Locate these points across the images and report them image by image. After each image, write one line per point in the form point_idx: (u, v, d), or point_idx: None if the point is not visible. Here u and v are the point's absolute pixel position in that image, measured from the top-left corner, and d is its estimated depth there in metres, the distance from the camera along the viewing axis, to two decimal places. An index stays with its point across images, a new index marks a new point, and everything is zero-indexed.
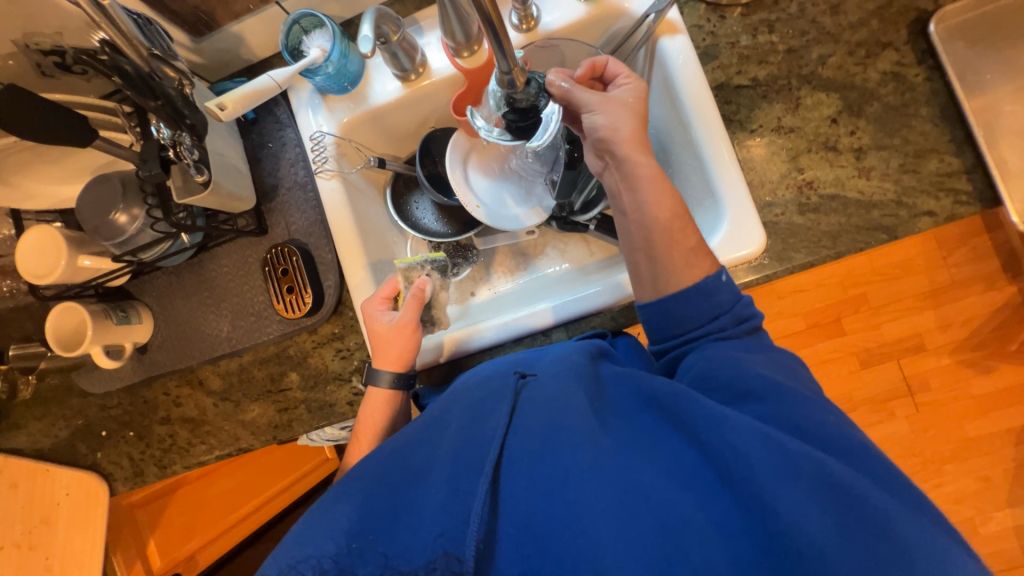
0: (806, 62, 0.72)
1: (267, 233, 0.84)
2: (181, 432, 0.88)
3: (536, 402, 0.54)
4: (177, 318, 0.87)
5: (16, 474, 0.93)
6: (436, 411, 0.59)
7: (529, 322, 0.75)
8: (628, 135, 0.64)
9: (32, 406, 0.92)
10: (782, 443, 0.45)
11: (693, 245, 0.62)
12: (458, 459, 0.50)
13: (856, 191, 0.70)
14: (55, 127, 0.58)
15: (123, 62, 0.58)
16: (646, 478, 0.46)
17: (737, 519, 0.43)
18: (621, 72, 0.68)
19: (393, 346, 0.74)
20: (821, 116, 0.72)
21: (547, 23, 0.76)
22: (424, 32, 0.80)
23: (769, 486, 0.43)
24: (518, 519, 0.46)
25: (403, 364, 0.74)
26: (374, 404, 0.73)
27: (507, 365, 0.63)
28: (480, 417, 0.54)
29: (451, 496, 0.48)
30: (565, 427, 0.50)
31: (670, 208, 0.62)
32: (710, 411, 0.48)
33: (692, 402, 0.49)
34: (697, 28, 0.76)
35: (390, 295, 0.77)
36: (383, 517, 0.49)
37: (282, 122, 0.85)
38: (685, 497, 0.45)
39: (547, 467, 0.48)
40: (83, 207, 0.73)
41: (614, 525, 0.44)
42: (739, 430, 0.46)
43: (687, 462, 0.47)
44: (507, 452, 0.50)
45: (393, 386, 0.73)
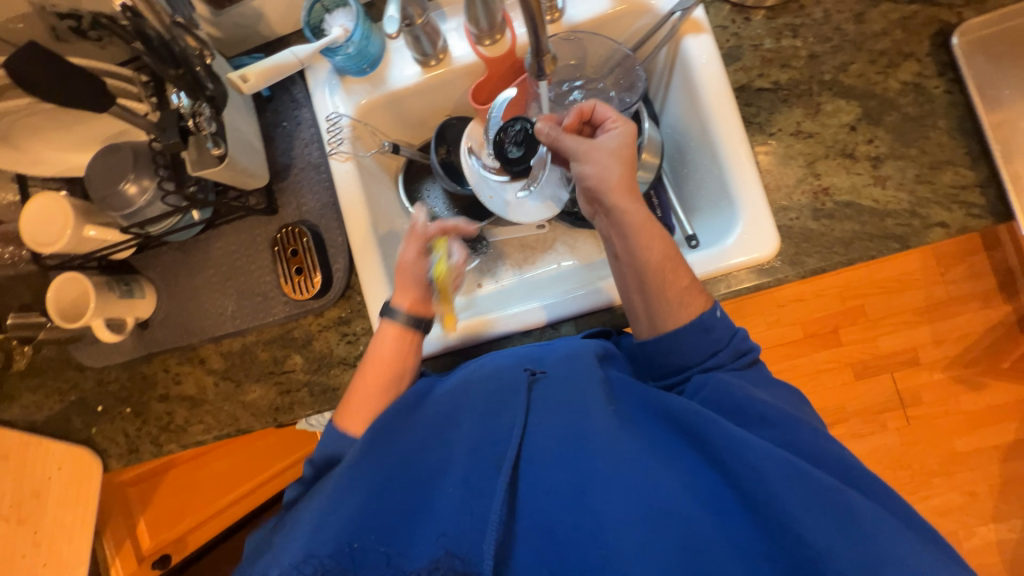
0: (828, 69, 0.73)
1: (276, 213, 0.83)
2: (179, 411, 0.87)
3: (554, 407, 0.53)
4: (181, 294, 0.85)
5: (7, 445, 0.91)
6: (445, 406, 0.57)
7: (521, 321, 0.74)
8: (616, 181, 0.62)
9: (27, 377, 0.91)
10: (806, 470, 0.45)
11: (686, 285, 0.61)
12: (477, 458, 0.50)
13: (870, 200, 0.70)
14: (74, 92, 0.56)
15: (146, 27, 0.57)
16: (668, 494, 0.46)
17: (757, 542, 0.44)
18: (609, 116, 0.67)
19: (408, 283, 0.69)
20: (840, 123, 0.72)
21: (571, 16, 0.76)
22: (446, 17, 0.79)
23: (794, 512, 0.43)
24: (540, 523, 0.46)
25: (417, 306, 0.69)
26: (382, 343, 0.67)
27: (518, 358, 0.61)
28: (495, 414, 0.54)
29: (469, 494, 0.48)
30: (586, 436, 0.50)
31: (661, 251, 0.61)
32: (732, 433, 0.47)
33: (715, 423, 0.49)
34: (721, 29, 0.76)
35: (426, 233, 0.73)
36: (398, 518, 0.48)
37: (297, 101, 0.84)
38: (707, 517, 0.45)
39: (567, 476, 0.48)
40: (92, 175, 0.71)
41: (639, 538, 0.43)
42: (764, 454, 0.45)
43: (707, 480, 0.48)
44: (525, 453, 0.50)
45: (405, 324, 0.67)
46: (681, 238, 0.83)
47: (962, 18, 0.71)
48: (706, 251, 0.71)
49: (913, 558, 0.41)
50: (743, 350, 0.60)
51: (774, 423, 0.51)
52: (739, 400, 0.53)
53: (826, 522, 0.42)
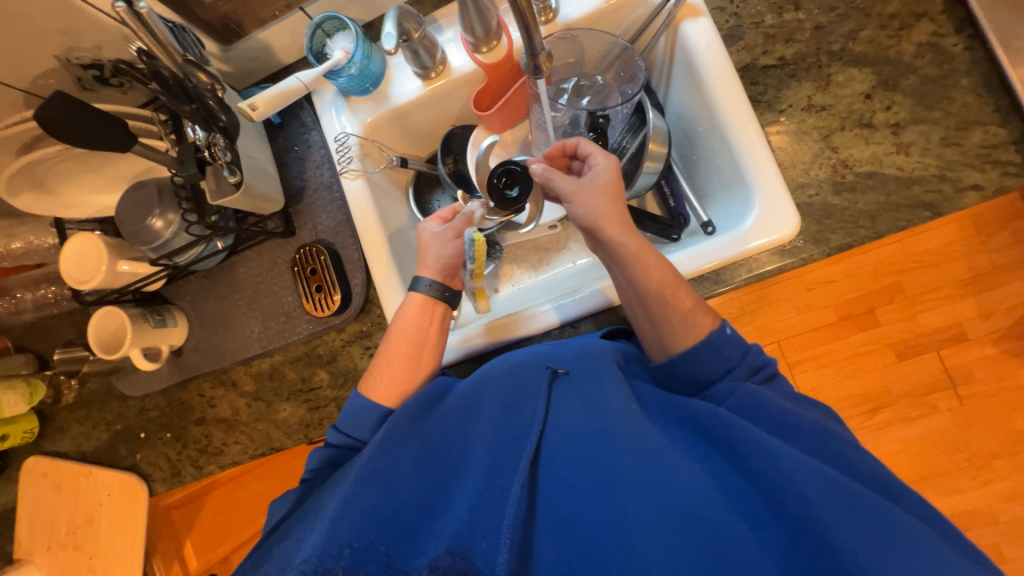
0: (836, 38, 0.70)
1: (294, 235, 0.86)
2: (216, 433, 0.90)
3: (577, 406, 0.52)
4: (210, 321, 0.89)
5: (61, 476, 0.96)
6: (464, 402, 0.57)
7: (533, 324, 0.73)
8: (607, 215, 0.62)
9: (75, 410, 0.95)
10: (843, 482, 0.42)
11: (689, 307, 0.60)
12: (496, 454, 0.50)
13: (894, 168, 0.67)
14: (102, 134, 0.60)
15: (161, 68, 0.59)
16: (696, 499, 0.44)
17: (787, 550, 0.42)
18: (592, 151, 0.67)
19: (437, 255, 0.71)
20: (854, 93, 0.69)
21: (566, 14, 0.76)
22: (443, 29, 0.81)
23: (828, 522, 0.40)
24: (561, 521, 0.46)
25: (445, 276, 0.72)
26: (409, 311, 0.70)
27: (535, 356, 0.59)
28: (514, 408, 0.53)
29: (487, 492, 0.48)
30: (608, 437, 0.48)
31: (660, 276, 0.60)
32: (763, 439, 0.46)
33: (741, 430, 0.47)
34: (719, 10, 0.74)
35: (462, 229, 0.73)
36: (419, 508, 0.49)
37: (307, 126, 0.87)
38: (736, 523, 0.43)
39: (588, 474, 0.47)
40: (121, 213, 0.75)
41: (660, 539, 0.42)
42: (796, 461, 0.44)
43: (737, 488, 0.46)
44: (544, 449, 0.49)
45: (432, 295, 0.70)
46: (697, 225, 0.81)
47: None
48: (725, 235, 0.69)
49: (947, 564, 0.39)
50: (758, 365, 0.59)
51: (808, 432, 0.50)
52: (769, 410, 0.52)
53: (861, 530, 0.40)
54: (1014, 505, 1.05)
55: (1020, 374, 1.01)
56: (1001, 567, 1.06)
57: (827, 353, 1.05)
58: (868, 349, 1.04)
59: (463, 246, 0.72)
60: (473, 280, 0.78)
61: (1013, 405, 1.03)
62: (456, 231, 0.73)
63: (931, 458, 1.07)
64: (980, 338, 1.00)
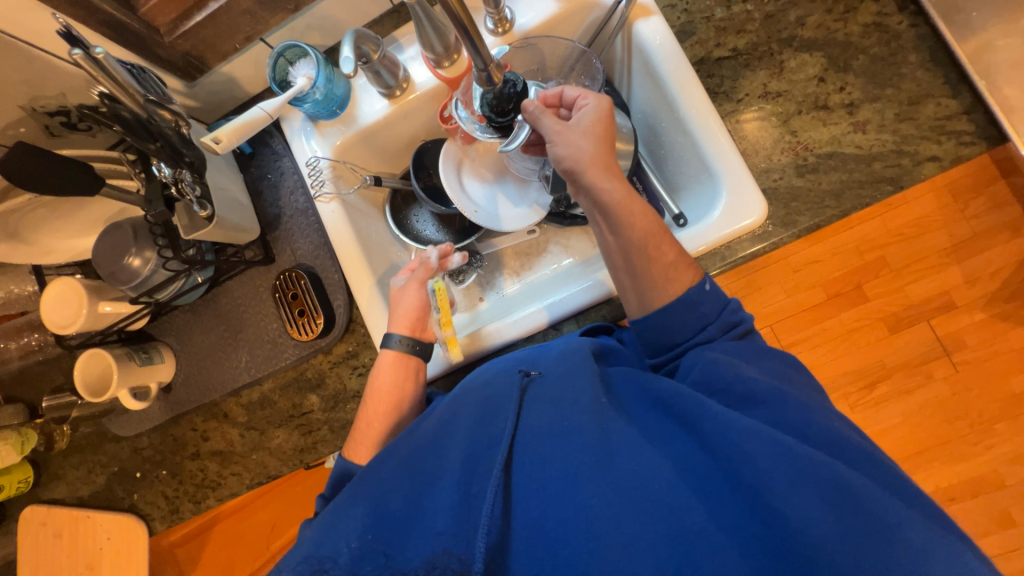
0: (785, 25, 0.72)
1: (274, 262, 0.86)
2: (212, 466, 0.89)
3: (546, 403, 0.52)
4: (197, 353, 0.89)
5: (59, 523, 0.95)
6: (445, 415, 0.57)
7: (519, 328, 0.75)
8: (590, 159, 0.61)
9: (68, 456, 0.95)
10: (797, 452, 0.43)
11: (672, 260, 0.60)
12: (471, 460, 0.50)
13: (853, 146, 0.69)
14: (69, 178, 0.61)
15: (122, 109, 0.60)
16: (658, 479, 0.45)
17: (746, 524, 0.42)
18: (578, 97, 0.66)
19: (405, 308, 0.74)
20: (807, 76, 0.71)
21: (522, 24, 0.77)
22: (404, 48, 0.82)
23: (780, 491, 0.41)
24: (532, 521, 0.46)
25: (413, 329, 0.74)
26: (384, 368, 0.71)
27: (511, 364, 0.62)
28: (489, 416, 0.53)
29: (463, 499, 0.48)
30: (574, 428, 0.49)
31: (644, 227, 0.60)
32: (721, 414, 0.46)
33: (702, 408, 0.48)
34: (670, 8, 0.76)
35: (425, 277, 0.78)
36: (397, 517, 0.48)
37: (278, 153, 0.87)
38: (694, 499, 0.44)
39: (555, 464, 0.47)
40: (98, 255, 0.76)
41: (623, 526, 0.42)
42: (752, 434, 0.44)
43: (696, 466, 0.46)
44: (516, 452, 0.49)
45: (404, 350, 0.72)
46: (669, 219, 0.82)
47: None
48: (696, 226, 0.70)
49: (901, 524, 0.41)
50: (733, 321, 0.59)
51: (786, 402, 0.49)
52: (728, 378, 0.51)
53: (809, 498, 0.41)
54: (1020, 468, 1.05)
55: (1009, 336, 1.02)
56: (1011, 531, 1.07)
57: (818, 332, 1.06)
58: (857, 325, 1.05)
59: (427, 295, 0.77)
60: (443, 329, 0.75)
61: (1006, 368, 1.03)
62: (419, 280, 0.77)
63: (930, 428, 1.07)
64: (966, 304, 1.01)
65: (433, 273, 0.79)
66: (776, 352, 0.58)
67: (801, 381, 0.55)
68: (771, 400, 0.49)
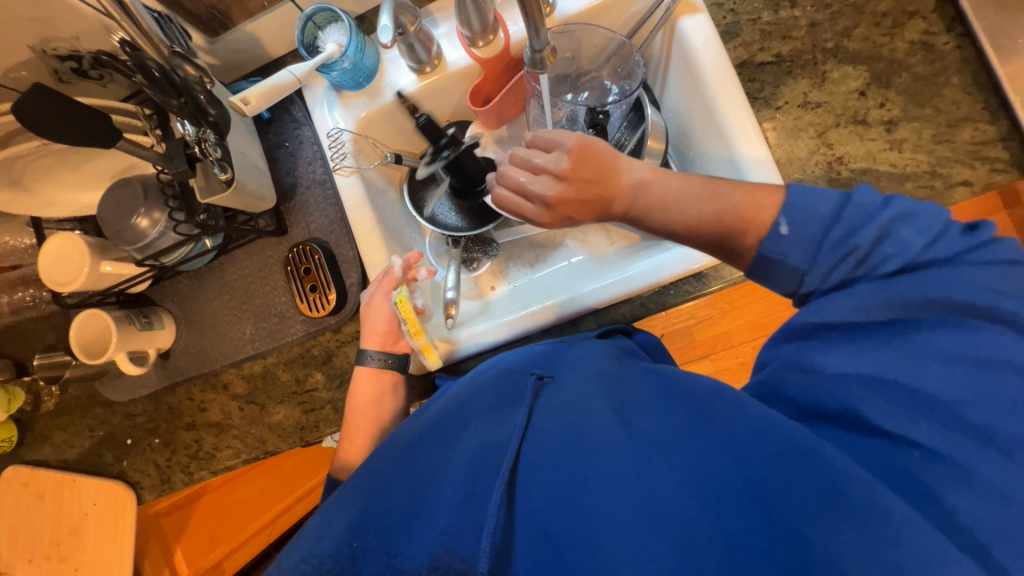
0: (830, 36, 0.71)
1: (286, 234, 0.84)
2: (207, 438, 0.87)
3: (555, 407, 0.49)
4: (198, 322, 0.86)
5: (42, 485, 0.92)
6: (454, 414, 0.54)
7: (533, 322, 0.75)
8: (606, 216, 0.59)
9: (56, 417, 0.92)
10: (824, 464, 0.38)
11: (707, 208, 0.50)
12: (477, 459, 0.45)
13: (887, 164, 0.68)
14: (77, 126, 0.57)
15: (147, 59, 0.57)
16: (665, 488, 0.39)
17: (772, 546, 0.35)
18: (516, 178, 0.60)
19: (374, 323, 0.75)
20: (848, 90, 0.70)
21: (563, 9, 0.75)
22: (438, 23, 0.79)
23: (802, 509, 0.36)
24: (536, 528, 0.40)
25: (385, 342, 0.76)
26: (360, 385, 0.75)
27: (524, 363, 0.61)
28: (500, 420, 0.50)
29: (465, 500, 0.42)
30: (586, 432, 0.44)
31: (698, 195, 0.51)
32: (754, 417, 0.42)
33: (735, 414, 0.43)
34: (716, 6, 0.74)
35: (390, 288, 0.76)
36: (400, 512, 0.45)
37: (298, 121, 0.84)
38: (707, 514, 0.37)
39: (559, 467, 0.42)
40: (104, 212, 0.72)
41: (630, 539, 0.37)
42: (775, 442, 0.40)
43: (711, 470, 0.40)
44: (524, 456, 0.44)
45: (379, 365, 0.75)
46: None
47: None
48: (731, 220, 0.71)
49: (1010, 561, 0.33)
50: (843, 256, 0.44)
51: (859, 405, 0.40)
52: (808, 385, 0.43)
53: (840, 524, 0.35)
54: None
55: None
56: None
57: None
58: None
59: (392, 309, 0.75)
60: (415, 340, 0.74)
61: None
62: (384, 294, 0.76)
63: None
64: None
65: (398, 282, 0.76)
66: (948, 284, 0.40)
67: (952, 330, 0.39)
68: (825, 395, 0.42)
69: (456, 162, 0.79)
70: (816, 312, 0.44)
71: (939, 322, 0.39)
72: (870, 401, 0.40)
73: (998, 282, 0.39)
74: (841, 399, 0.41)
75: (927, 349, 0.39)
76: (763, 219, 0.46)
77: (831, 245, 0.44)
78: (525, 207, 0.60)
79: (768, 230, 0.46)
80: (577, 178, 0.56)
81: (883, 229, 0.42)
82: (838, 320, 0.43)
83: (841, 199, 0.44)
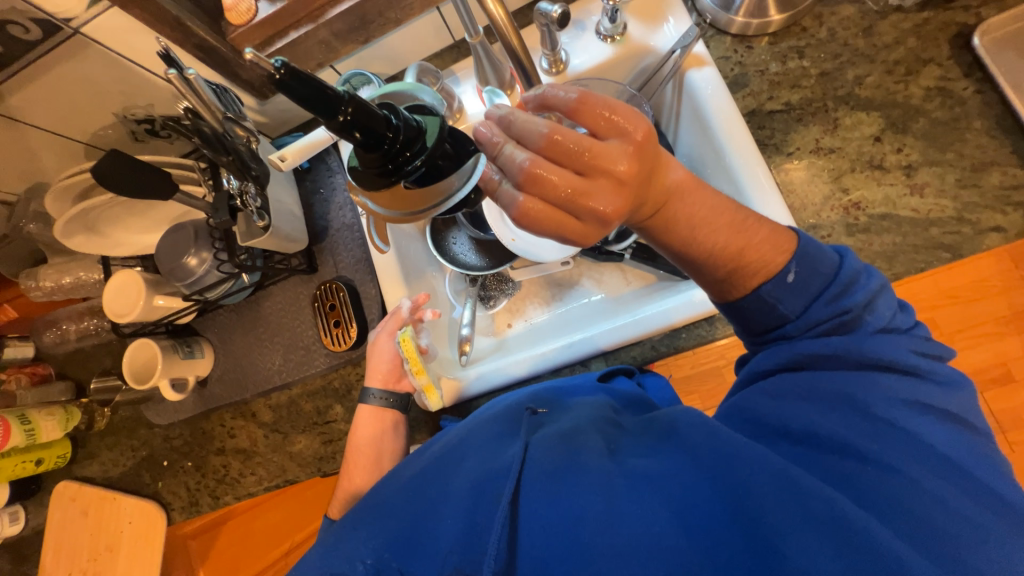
0: (842, 83, 0.71)
1: (316, 272, 0.90)
2: (234, 463, 0.92)
3: (553, 434, 0.48)
4: (234, 351, 0.93)
5: (86, 501, 0.99)
6: (454, 443, 0.54)
7: (541, 363, 0.76)
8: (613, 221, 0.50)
9: (105, 436, 1.00)
10: (809, 489, 0.38)
11: (719, 248, 0.47)
12: (477, 488, 0.44)
13: (908, 210, 0.67)
14: (144, 183, 0.66)
15: (203, 125, 0.65)
16: (660, 519, 0.38)
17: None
18: (557, 178, 0.41)
19: (378, 361, 0.79)
20: (863, 135, 0.70)
21: (575, 66, 0.80)
22: (460, 81, 0.85)
23: (794, 538, 0.35)
24: (534, 558, 0.39)
25: (389, 381, 0.79)
26: (362, 423, 0.77)
27: (522, 399, 0.61)
28: (500, 448, 0.49)
29: (467, 530, 0.41)
30: (583, 461, 0.44)
31: (720, 236, 0.47)
32: (741, 443, 0.42)
33: (721, 439, 0.43)
34: (724, 59, 0.76)
35: (395, 328, 0.80)
36: (402, 541, 0.43)
37: (332, 170, 0.92)
38: (703, 545, 0.37)
39: (556, 499, 0.41)
40: (160, 252, 0.81)
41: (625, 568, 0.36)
42: (764, 468, 0.39)
43: (704, 501, 0.39)
44: (524, 489, 0.43)
45: (381, 405, 0.78)
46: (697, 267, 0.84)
47: (981, 17, 0.68)
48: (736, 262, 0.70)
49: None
50: (833, 313, 0.45)
51: (834, 434, 0.41)
52: (786, 412, 0.44)
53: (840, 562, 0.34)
54: None
55: None
56: None
57: None
58: None
59: (397, 349, 0.77)
60: (418, 378, 0.76)
61: None
62: (390, 332, 0.80)
63: None
64: None
65: (404, 322, 0.80)
66: (898, 339, 0.45)
67: (898, 375, 0.43)
68: (810, 427, 0.42)
69: (435, 171, 0.44)
70: (790, 349, 0.46)
71: (888, 372, 0.43)
72: (842, 431, 0.41)
73: (918, 345, 0.46)
74: (823, 428, 0.41)
75: (884, 389, 0.42)
76: (762, 271, 0.47)
77: (826, 300, 0.46)
78: (569, 222, 0.43)
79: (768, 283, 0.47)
80: (636, 181, 0.42)
81: (870, 297, 0.46)
82: (809, 354, 0.45)
83: (835, 261, 0.47)
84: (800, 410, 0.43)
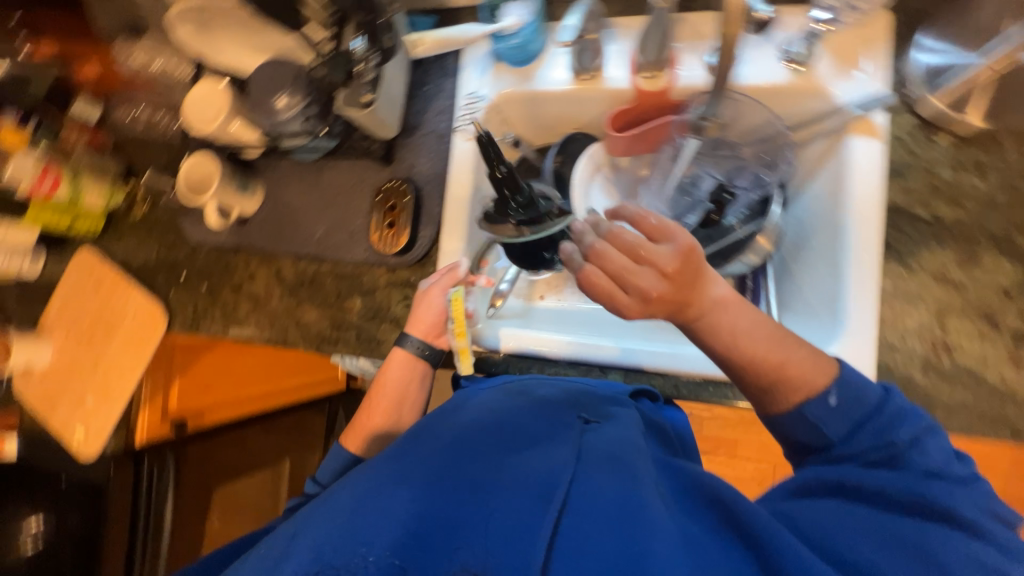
0: (1001, 222, 0.65)
1: (390, 165, 0.88)
2: (243, 305, 0.94)
3: (601, 456, 0.51)
4: (283, 204, 0.92)
5: (100, 275, 1.03)
6: (493, 424, 0.56)
7: (563, 351, 0.75)
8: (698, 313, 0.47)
9: (136, 225, 1.02)
10: None
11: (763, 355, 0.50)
12: (529, 489, 0.46)
13: (998, 376, 0.62)
14: None
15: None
16: None
17: None
18: (618, 260, 0.51)
19: (424, 313, 0.77)
20: (993, 283, 0.64)
21: (741, 76, 0.73)
22: (615, 38, 0.78)
23: None
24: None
25: (429, 334, 0.78)
26: (393, 366, 0.79)
27: (566, 398, 0.62)
28: (545, 450, 0.52)
29: (517, 529, 0.43)
30: (633, 497, 0.45)
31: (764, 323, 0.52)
32: (799, 551, 0.40)
33: (775, 538, 0.41)
34: (897, 140, 0.69)
35: (449, 285, 0.77)
36: (446, 522, 0.44)
37: (447, 72, 0.87)
38: None
39: (610, 527, 0.43)
40: (255, 80, 0.77)
41: None
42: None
43: None
44: (575, 500, 0.45)
45: (415, 354, 0.78)
46: None
47: None
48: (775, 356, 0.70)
49: None
50: (880, 442, 0.47)
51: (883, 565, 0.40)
52: (839, 532, 0.42)
53: None
54: None
55: None
56: None
57: None
58: None
59: (444, 304, 0.76)
60: (456, 340, 0.76)
61: None
62: (442, 288, 0.77)
63: None
64: None
65: (457, 282, 0.77)
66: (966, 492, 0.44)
67: (959, 534, 0.41)
68: (855, 553, 0.41)
69: None
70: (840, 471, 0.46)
71: (937, 519, 0.42)
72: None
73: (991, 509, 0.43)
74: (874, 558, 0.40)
75: (940, 542, 0.40)
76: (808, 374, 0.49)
77: (874, 429, 0.47)
78: (617, 294, 0.51)
79: (810, 386, 0.49)
80: (680, 282, 0.49)
81: (916, 434, 0.46)
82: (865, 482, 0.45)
83: (881, 392, 0.49)
84: (847, 533, 0.42)
